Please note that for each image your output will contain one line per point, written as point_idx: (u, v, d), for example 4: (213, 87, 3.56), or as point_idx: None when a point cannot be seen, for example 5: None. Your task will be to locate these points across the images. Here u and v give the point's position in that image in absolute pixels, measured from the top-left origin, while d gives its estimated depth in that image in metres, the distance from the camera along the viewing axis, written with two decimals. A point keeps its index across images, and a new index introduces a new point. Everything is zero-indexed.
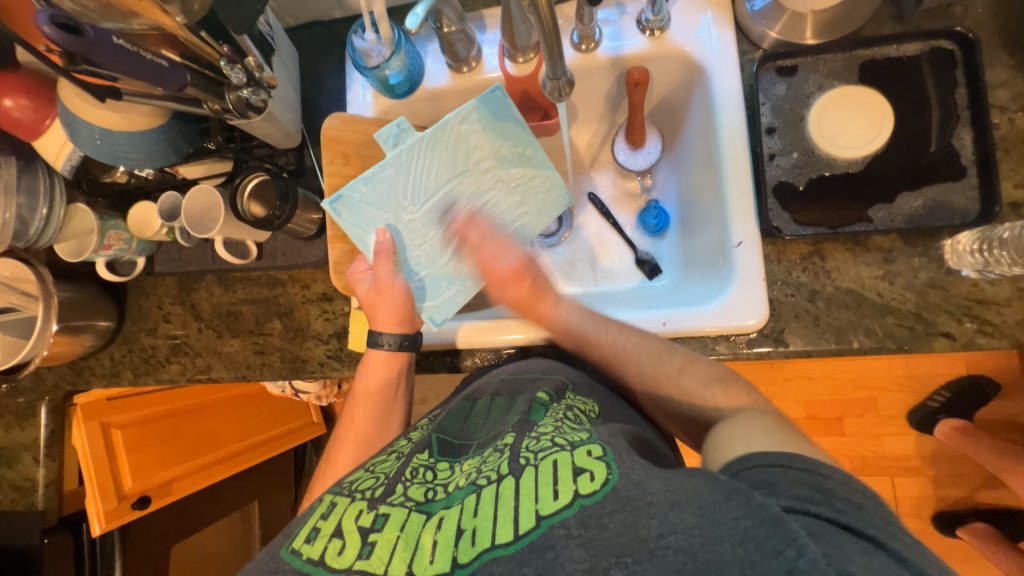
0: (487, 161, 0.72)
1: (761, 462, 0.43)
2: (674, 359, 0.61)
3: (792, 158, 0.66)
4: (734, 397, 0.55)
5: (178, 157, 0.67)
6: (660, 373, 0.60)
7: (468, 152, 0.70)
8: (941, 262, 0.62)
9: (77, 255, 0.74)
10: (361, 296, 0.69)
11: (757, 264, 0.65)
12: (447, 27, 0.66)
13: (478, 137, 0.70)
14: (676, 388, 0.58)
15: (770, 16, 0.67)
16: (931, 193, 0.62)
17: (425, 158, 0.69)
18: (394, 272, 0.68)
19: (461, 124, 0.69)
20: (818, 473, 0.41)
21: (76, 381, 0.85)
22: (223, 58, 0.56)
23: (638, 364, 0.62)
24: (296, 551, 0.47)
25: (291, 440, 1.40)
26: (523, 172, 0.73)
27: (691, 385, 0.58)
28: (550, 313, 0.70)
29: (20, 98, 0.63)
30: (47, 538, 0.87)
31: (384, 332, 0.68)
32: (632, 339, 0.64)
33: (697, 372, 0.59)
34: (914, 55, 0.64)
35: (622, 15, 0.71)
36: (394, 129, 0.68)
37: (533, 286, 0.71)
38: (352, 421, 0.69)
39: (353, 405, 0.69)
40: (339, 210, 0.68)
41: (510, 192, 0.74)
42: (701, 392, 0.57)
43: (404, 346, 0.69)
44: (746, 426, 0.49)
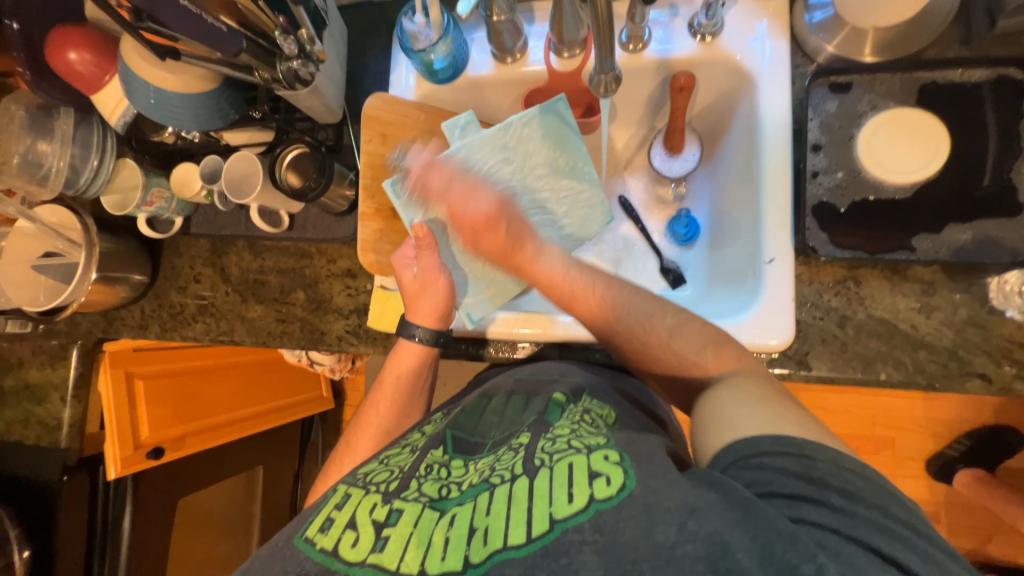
0: (541, 168, 0.74)
1: (746, 451, 0.43)
2: (665, 317, 0.59)
3: (837, 178, 0.64)
4: (726, 359, 0.55)
5: (224, 122, 0.69)
6: (649, 332, 0.59)
7: (525, 156, 0.73)
8: (983, 300, 0.60)
9: (121, 209, 0.77)
10: (404, 284, 0.69)
11: (788, 282, 0.63)
12: (497, 15, 0.66)
13: (537, 143, 0.72)
14: (667, 352, 0.57)
15: (829, 29, 0.64)
16: (983, 227, 0.59)
17: (483, 153, 0.71)
18: (440, 264, 0.68)
19: (523, 127, 0.71)
20: (803, 457, 0.41)
21: (107, 330, 0.88)
22: (277, 28, 0.58)
23: (628, 322, 0.60)
24: (309, 540, 0.47)
25: (300, 411, 1.44)
26: (573, 186, 0.75)
27: (683, 349, 0.57)
28: (529, 265, 0.67)
29: (84, 52, 0.66)
30: (66, 476, 0.92)
31: (419, 325, 0.69)
32: (625, 293, 0.63)
33: (689, 334, 0.57)
34: (979, 82, 0.61)
35: (674, 17, 0.70)
36: (460, 121, 0.70)
37: (507, 234, 0.68)
38: (374, 407, 0.70)
39: (377, 392, 0.70)
40: (399, 192, 0.69)
41: (556, 202, 0.76)
42: (694, 357, 0.56)
43: (438, 342, 0.70)
44: (727, 398, 0.49)
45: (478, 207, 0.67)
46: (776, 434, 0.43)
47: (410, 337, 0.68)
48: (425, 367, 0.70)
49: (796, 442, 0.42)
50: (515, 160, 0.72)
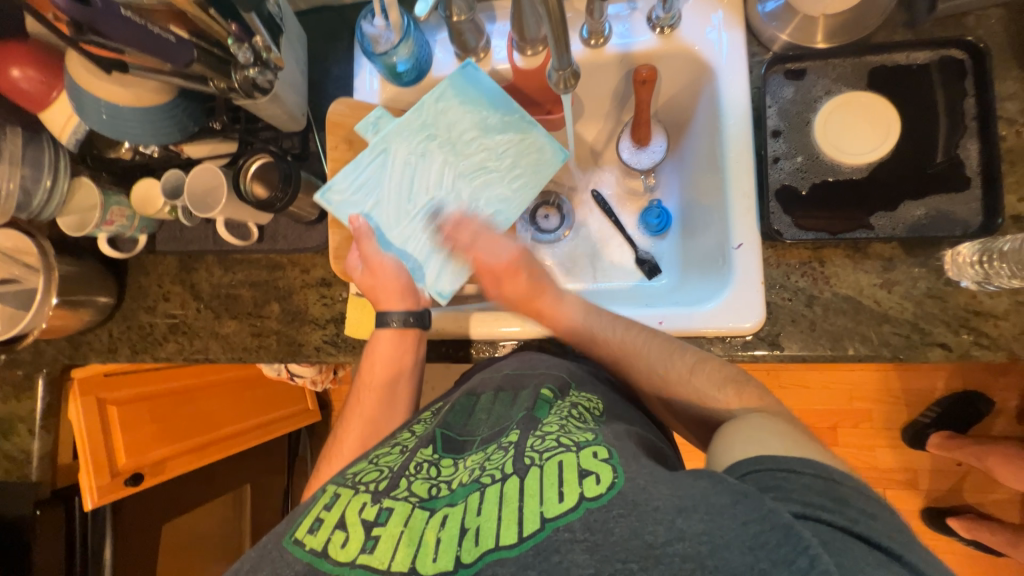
0: (470, 133, 0.72)
1: (772, 465, 0.43)
2: (685, 357, 0.60)
3: (796, 162, 0.65)
4: (747, 398, 0.55)
5: (183, 136, 0.68)
6: (669, 372, 0.60)
7: (450, 128, 0.72)
8: (940, 272, 0.62)
9: (81, 230, 0.74)
10: (358, 283, 0.69)
11: (756, 266, 0.65)
12: (456, 16, 0.66)
13: (457, 112, 0.72)
14: (688, 387, 0.58)
15: (781, 18, 0.66)
16: (934, 202, 0.62)
17: (406, 142, 0.71)
18: (379, 250, 0.68)
19: (438, 102, 0.71)
20: (829, 480, 0.42)
21: (74, 356, 0.85)
22: (231, 36, 0.57)
23: (646, 362, 0.62)
24: (298, 542, 0.46)
25: (287, 425, 1.42)
26: (514, 139, 0.73)
27: (702, 384, 0.58)
28: (552, 308, 0.69)
29: (27, 68, 0.63)
30: (38, 510, 0.88)
31: (392, 310, 0.68)
32: (641, 334, 0.64)
33: (709, 372, 0.58)
34: (924, 64, 0.64)
35: (633, 11, 0.71)
36: (371, 117, 0.70)
37: (530, 280, 0.70)
38: (358, 400, 0.69)
39: (360, 388, 0.69)
40: (331, 199, 0.69)
41: (499, 159, 0.73)
42: (714, 394, 0.57)
43: (411, 322, 0.68)
44: (761, 426, 0.49)
45: (502, 257, 0.70)
46: (803, 458, 0.44)
47: (388, 324, 0.68)
48: (409, 351, 0.69)
49: (823, 467, 0.43)
50: (439, 136, 0.72)
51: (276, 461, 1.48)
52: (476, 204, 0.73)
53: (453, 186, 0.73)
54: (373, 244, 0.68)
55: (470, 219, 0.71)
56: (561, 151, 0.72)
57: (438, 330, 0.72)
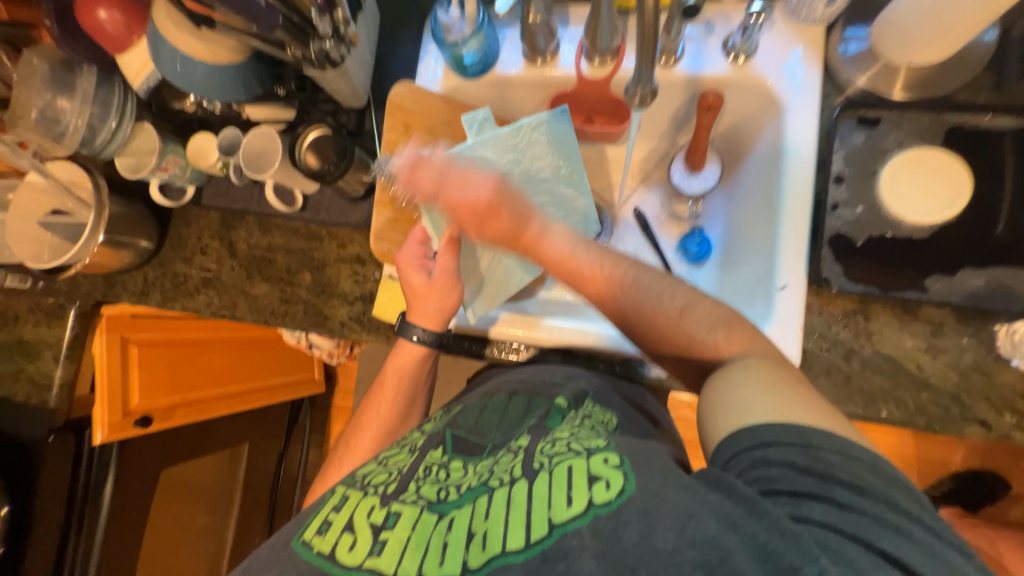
0: (544, 174, 0.73)
1: (751, 446, 0.42)
2: (676, 296, 0.56)
3: (856, 212, 0.64)
4: (736, 341, 0.53)
5: (247, 97, 0.69)
6: (660, 311, 0.56)
7: (532, 161, 0.72)
8: (991, 347, 0.60)
9: (135, 173, 0.77)
10: (412, 284, 0.67)
11: (798, 311, 0.63)
12: (533, 15, 0.67)
13: (542, 150, 0.72)
14: (677, 331, 0.55)
15: (861, 63, 0.66)
16: (997, 274, 0.59)
17: (495, 155, 0.69)
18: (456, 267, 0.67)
19: (532, 132, 0.70)
20: (808, 448, 0.40)
21: (107, 293, 0.88)
22: (315, 6, 0.57)
23: (638, 301, 0.57)
24: (305, 543, 0.47)
25: (292, 391, 1.44)
26: (571, 197, 0.75)
27: (693, 330, 0.55)
28: (536, 244, 0.60)
29: (114, 12, 0.64)
30: (52, 436, 0.91)
31: (419, 325, 0.68)
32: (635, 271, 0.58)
33: (699, 315, 0.55)
34: (1006, 130, 0.61)
35: (708, 35, 0.70)
36: (478, 116, 0.69)
37: (513, 212, 0.59)
38: (376, 399, 0.71)
39: (377, 390, 0.72)
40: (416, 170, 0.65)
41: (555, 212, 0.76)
42: (704, 337, 0.54)
43: (439, 344, 0.69)
44: (732, 389, 0.46)
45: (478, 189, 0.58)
46: (781, 423, 0.42)
47: (410, 339, 0.68)
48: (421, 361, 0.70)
49: (802, 434, 0.41)
50: (522, 163, 0.71)
51: (276, 424, 1.50)
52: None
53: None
54: (453, 263, 0.67)
55: (428, 159, 0.62)
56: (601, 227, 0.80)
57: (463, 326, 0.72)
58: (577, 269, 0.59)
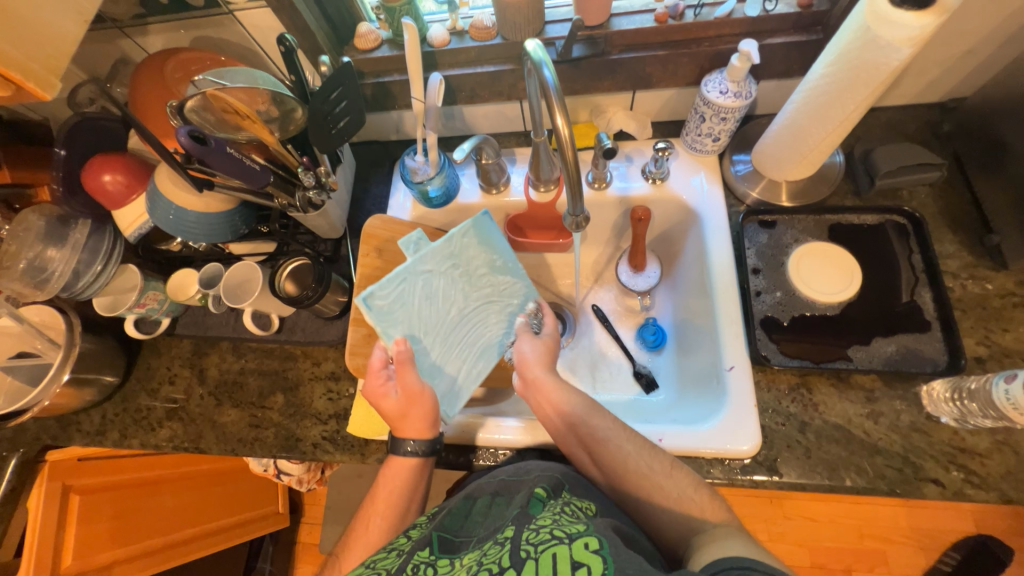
0: (482, 269, 0.75)
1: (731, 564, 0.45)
2: (662, 457, 0.62)
3: (776, 296, 0.74)
4: (720, 509, 0.57)
5: (233, 236, 0.77)
6: (641, 465, 0.62)
7: (468, 261, 0.74)
8: (920, 406, 0.66)
9: (111, 310, 0.81)
10: (386, 410, 0.67)
11: (748, 388, 0.69)
12: (486, 159, 0.80)
13: (476, 250, 0.75)
14: (666, 486, 0.59)
15: (751, 180, 0.82)
16: (903, 340, 0.68)
17: (433, 267, 0.71)
18: (417, 378, 0.68)
19: (462, 237, 0.74)
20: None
21: (59, 436, 0.83)
22: (300, 165, 0.67)
23: (616, 451, 0.63)
24: None
25: (255, 529, 1.32)
26: (508, 284, 0.77)
27: (681, 485, 0.59)
28: (549, 393, 0.69)
29: (118, 175, 0.73)
30: None
31: (410, 437, 0.68)
32: (616, 428, 0.65)
33: (683, 482, 0.60)
34: (874, 224, 0.76)
35: (630, 165, 0.86)
36: (415, 237, 0.72)
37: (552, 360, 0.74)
38: (366, 526, 0.65)
39: (367, 512, 0.66)
40: (370, 306, 0.67)
41: (498, 300, 0.77)
42: (692, 494, 0.58)
43: (431, 451, 0.68)
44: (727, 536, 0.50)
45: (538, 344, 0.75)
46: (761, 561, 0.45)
47: (405, 452, 0.67)
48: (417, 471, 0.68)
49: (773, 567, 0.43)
50: (459, 268, 0.73)
51: (230, 574, 1.32)
52: (468, 339, 0.75)
53: (449, 318, 0.73)
54: (412, 374, 0.67)
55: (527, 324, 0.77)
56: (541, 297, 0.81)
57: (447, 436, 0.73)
58: (572, 416, 0.67)
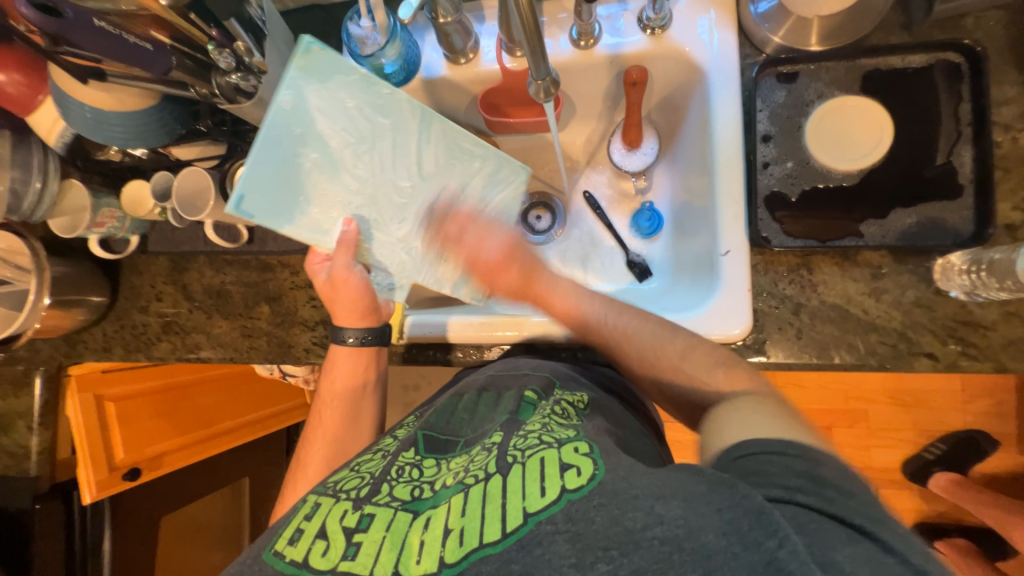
0: (325, 182, 0.62)
1: (756, 450, 0.44)
2: (678, 342, 0.59)
3: (787, 168, 0.64)
4: (738, 381, 0.54)
5: (171, 139, 0.67)
6: (660, 357, 0.59)
7: (333, 207, 0.63)
8: (930, 281, 0.61)
9: (72, 231, 0.75)
10: (319, 288, 0.68)
11: (743, 273, 0.64)
12: (443, 18, 0.65)
13: (317, 194, 0.62)
14: (678, 374, 0.57)
15: (774, 19, 0.65)
16: (925, 211, 0.61)
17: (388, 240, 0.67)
18: (350, 263, 0.65)
19: (306, 227, 0.62)
20: (805, 459, 0.42)
21: (69, 354, 0.86)
22: (211, 42, 0.55)
23: (641, 346, 0.61)
24: (278, 554, 0.46)
25: (287, 419, 1.45)
26: (323, 128, 0.60)
27: (694, 370, 0.57)
28: (547, 292, 0.68)
29: (13, 73, 0.63)
30: (38, 504, 0.90)
31: (348, 327, 0.69)
32: (633, 320, 0.63)
33: (701, 358, 0.57)
34: (920, 67, 0.62)
35: (624, 11, 0.70)
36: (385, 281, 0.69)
37: (522, 267, 0.69)
38: (320, 419, 0.69)
39: (319, 406, 0.70)
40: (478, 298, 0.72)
41: (352, 145, 0.62)
42: (705, 377, 0.56)
43: (370, 341, 0.69)
44: (749, 408, 0.49)
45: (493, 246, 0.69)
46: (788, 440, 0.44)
47: (344, 341, 0.68)
48: (365, 368, 0.70)
49: (800, 445, 0.44)
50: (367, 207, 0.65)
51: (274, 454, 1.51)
52: (411, 175, 0.67)
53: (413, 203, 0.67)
54: (347, 258, 0.64)
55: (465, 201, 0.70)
56: (303, 40, 0.56)
57: (415, 335, 0.72)
58: (586, 317, 0.65)
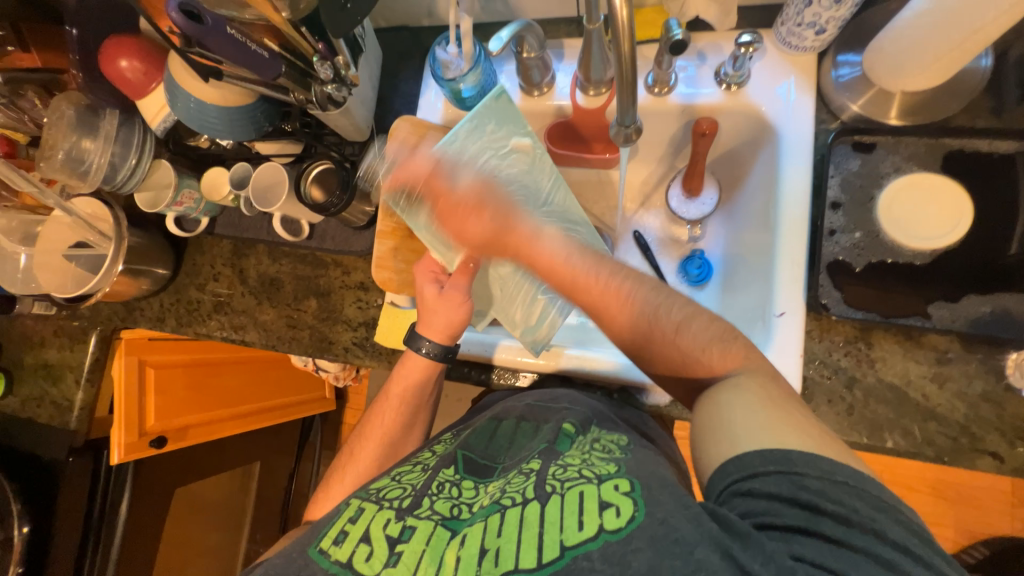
0: None
1: (739, 474, 0.40)
2: (674, 310, 0.53)
3: (854, 238, 0.63)
4: (731, 359, 0.50)
5: (257, 134, 0.72)
6: (655, 323, 0.53)
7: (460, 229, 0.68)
8: (1000, 375, 0.58)
9: (153, 207, 0.80)
10: (423, 295, 0.68)
11: (797, 337, 0.62)
12: (527, 52, 0.68)
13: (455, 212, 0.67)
14: (671, 348, 0.52)
15: (855, 89, 0.66)
16: (1002, 300, 0.58)
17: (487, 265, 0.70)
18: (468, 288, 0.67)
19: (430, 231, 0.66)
20: (791, 475, 0.38)
21: (127, 318, 0.91)
22: (316, 54, 0.60)
23: (636, 307, 0.54)
24: (323, 552, 0.47)
25: (303, 411, 1.48)
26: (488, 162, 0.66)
27: (689, 346, 0.51)
28: (523, 245, 0.59)
29: (134, 60, 0.69)
30: (71, 457, 0.95)
31: (427, 338, 0.68)
32: (630, 286, 0.55)
33: (697, 329, 0.52)
34: (1009, 153, 0.60)
35: (701, 65, 0.71)
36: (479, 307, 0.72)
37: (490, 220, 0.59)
38: (378, 422, 0.70)
39: (382, 406, 0.71)
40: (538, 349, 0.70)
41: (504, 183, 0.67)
42: (698, 355, 0.51)
43: (446, 357, 0.69)
44: (726, 409, 0.45)
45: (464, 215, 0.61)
46: (766, 448, 0.40)
47: (419, 350, 0.68)
48: (430, 389, 0.70)
49: (784, 456, 0.39)
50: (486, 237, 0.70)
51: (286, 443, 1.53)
52: None
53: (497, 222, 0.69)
54: (464, 281, 0.67)
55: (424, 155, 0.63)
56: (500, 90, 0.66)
57: (465, 353, 0.73)
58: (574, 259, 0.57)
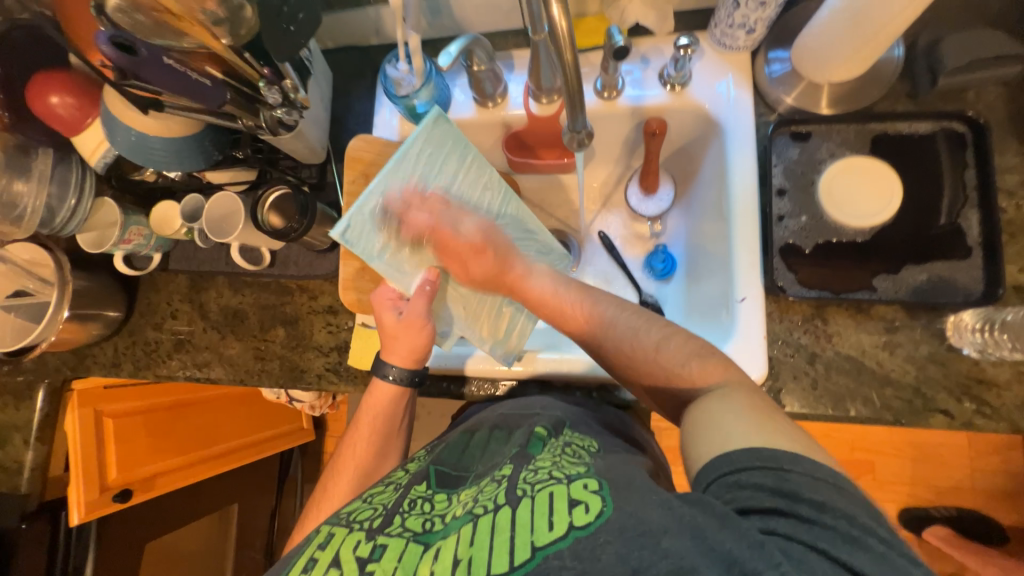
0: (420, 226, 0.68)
1: (726, 468, 0.42)
2: (651, 332, 0.57)
3: (801, 221, 0.67)
4: (711, 372, 0.51)
5: (207, 164, 0.70)
6: (637, 345, 0.57)
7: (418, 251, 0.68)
8: (943, 337, 0.63)
9: (98, 246, 0.76)
10: (384, 323, 0.67)
11: (758, 319, 0.65)
12: (477, 66, 0.70)
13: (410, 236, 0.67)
14: (654, 366, 0.55)
15: (787, 82, 0.70)
16: (936, 268, 0.63)
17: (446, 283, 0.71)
18: (428, 310, 0.66)
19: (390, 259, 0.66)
20: (779, 471, 0.40)
21: (77, 367, 0.85)
22: (263, 78, 0.59)
23: (615, 339, 0.58)
24: None
25: (285, 442, 1.43)
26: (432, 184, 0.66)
27: (671, 360, 0.54)
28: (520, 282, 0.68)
29: (65, 96, 0.66)
30: (24, 524, 0.88)
31: (393, 364, 0.68)
32: (613, 309, 0.61)
33: (677, 344, 0.55)
34: (927, 133, 0.66)
35: (646, 68, 0.75)
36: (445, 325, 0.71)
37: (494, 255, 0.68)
38: (352, 450, 0.68)
39: (353, 434, 0.68)
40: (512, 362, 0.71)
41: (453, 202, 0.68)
42: (680, 370, 0.53)
43: (413, 382, 0.68)
44: (722, 412, 0.46)
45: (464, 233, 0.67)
46: (758, 447, 0.41)
47: (386, 377, 0.67)
48: (403, 409, 0.69)
49: (772, 455, 0.41)
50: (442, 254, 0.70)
51: (265, 481, 1.46)
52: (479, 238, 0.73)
53: None
54: (423, 303, 0.66)
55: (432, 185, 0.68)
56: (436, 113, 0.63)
57: (438, 368, 0.73)
58: (560, 304, 0.65)
